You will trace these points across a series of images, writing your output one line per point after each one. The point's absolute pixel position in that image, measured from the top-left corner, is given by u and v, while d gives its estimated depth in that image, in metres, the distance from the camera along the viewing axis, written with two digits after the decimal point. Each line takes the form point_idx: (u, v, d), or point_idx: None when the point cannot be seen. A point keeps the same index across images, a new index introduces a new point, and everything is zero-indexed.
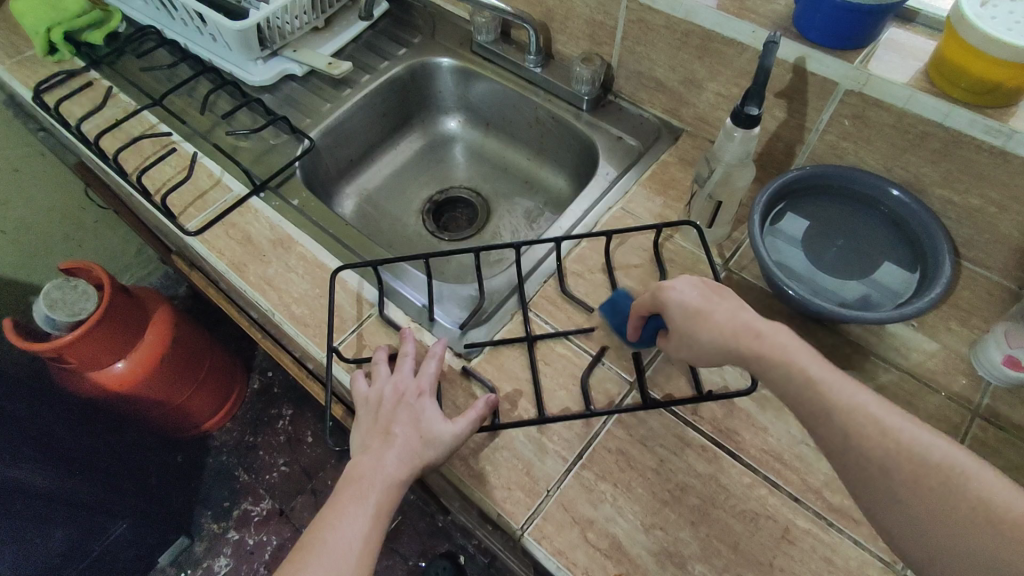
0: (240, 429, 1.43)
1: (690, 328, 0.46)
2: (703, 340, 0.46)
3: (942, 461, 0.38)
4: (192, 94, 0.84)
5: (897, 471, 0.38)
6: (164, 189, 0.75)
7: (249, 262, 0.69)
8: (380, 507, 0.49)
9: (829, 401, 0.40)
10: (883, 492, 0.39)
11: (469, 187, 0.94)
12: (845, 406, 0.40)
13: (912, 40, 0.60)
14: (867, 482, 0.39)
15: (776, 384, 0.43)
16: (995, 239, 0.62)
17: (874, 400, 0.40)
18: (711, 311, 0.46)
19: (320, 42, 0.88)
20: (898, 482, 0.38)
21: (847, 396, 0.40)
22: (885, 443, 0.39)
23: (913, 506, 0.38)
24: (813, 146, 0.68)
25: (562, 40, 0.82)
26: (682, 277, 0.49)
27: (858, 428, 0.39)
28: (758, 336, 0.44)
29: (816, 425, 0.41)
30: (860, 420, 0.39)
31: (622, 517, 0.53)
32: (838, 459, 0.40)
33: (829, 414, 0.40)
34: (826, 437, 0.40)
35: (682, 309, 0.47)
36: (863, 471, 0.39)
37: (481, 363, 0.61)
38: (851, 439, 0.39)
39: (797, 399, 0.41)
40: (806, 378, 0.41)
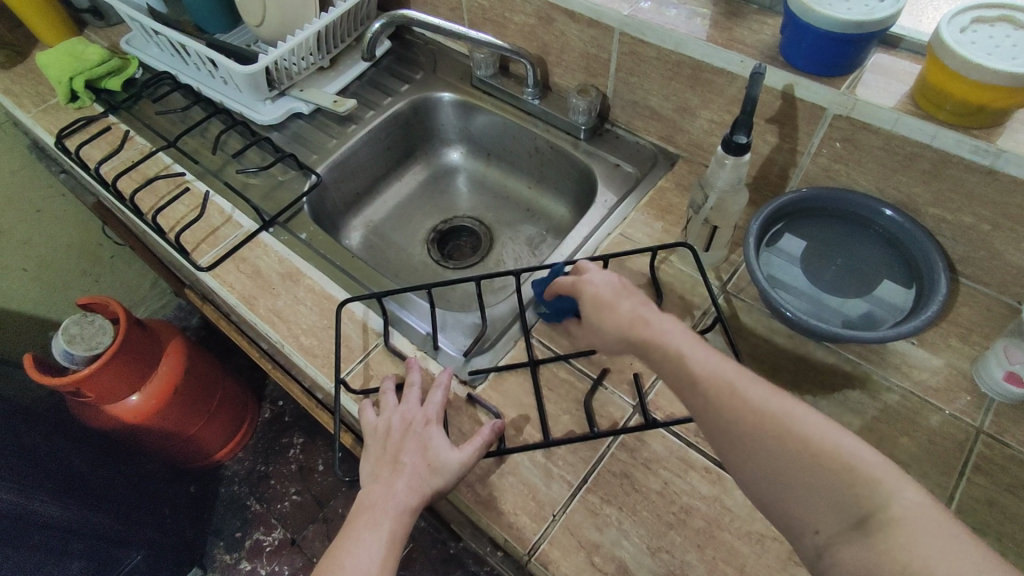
0: (252, 459, 1.44)
1: (596, 314, 0.49)
2: (607, 330, 0.48)
3: (805, 429, 0.39)
4: (205, 135, 0.88)
5: (759, 436, 0.39)
6: (178, 226, 0.77)
7: (259, 295, 0.71)
8: (393, 534, 0.50)
9: (694, 373, 0.43)
10: (753, 458, 0.39)
11: (473, 216, 0.96)
12: (711, 377, 0.42)
13: (897, 65, 0.62)
14: (736, 450, 0.40)
15: (665, 368, 0.45)
16: (991, 256, 0.62)
17: (744, 376, 0.42)
18: (616, 302, 0.49)
19: (326, 81, 0.91)
20: (760, 447, 0.39)
21: (715, 370, 0.43)
22: (748, 409, 0.40)
23: (780, 471, 0.38)
24: (806, 168, 0.69)
25: (559, 72, 0.85)
26: (599, 271, 0.52)
27: (733, 407, 0.41)
28: (648, 326, 0.47)
29: (688, 399, 0.43)
30: (725, 389, 0.42)
31: (628, 540, 0.53)
32: (711, 430, 0.42)
33: (697, 386, 0.43)
34: (698, 412, 0.43)
35: (591, 300, 0.50)
36: (742, 452, 0.40)
37: (486, 389, 0.62)
38: (716, 407, 0.41)
39: (671, 375, 0.45)
40: (682, 355, 0.44)
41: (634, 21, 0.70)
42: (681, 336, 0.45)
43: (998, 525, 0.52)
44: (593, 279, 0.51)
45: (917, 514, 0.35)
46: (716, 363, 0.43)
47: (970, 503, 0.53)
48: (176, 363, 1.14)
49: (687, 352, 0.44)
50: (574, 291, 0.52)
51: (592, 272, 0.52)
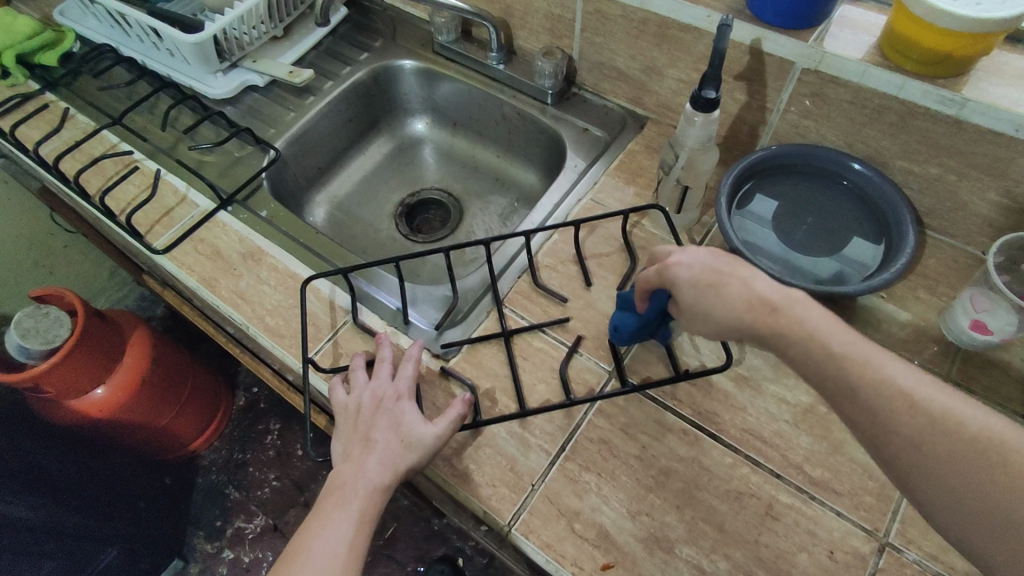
0: (228, 447, 1.41)
1: (703, 303, 0.43)
2: (723, 316, 0.42)
3: (1005, 450, 0.37)
4: (153, 111, 0.83)
5: (954, 459, 0.37)
6: (129, 208, 0.73)
7: (219, 276, 0.68)
8: (364, 512, 0.49)
9: (868, 386, 0.38)
10: (941, 480, 0.38)
11: (441, 188, 0.94)
12: (890, 391, 0.38)
13: (863, 16, 0.61)
14: (922, 476, 0.38)
15: (813, 374, 0.40)
16: (956, 207, 0.63)
17: (919, 382, 0.39)
18: (726, 280, 0.42)
19: (280, 50, 0.87)
20: (956, 470, 0.37)
21: (889, 378, 0.38)
22: (939, 430, 0.38)
23: (977, 492, 0.37)
24: (776, 126, 0.69)
25: (523, 35, 0.82)
26: (686, 250, 0.46)
27: (921, 429, 0.38)
28: (774, 309, 0.41)
29: (857, 415, 0.39)
30: (909, 405, 0.38)
31: (608, 506, 0.53)
32: (883, 448, 0.39)
33: (861, 398, 0.39)
34: (865, 427, 0.39)
35: (694, 285, 0.43)
36: (931, 474, 0.38)
37: (460, 362, 0.61)
38: (900, 429, 0.38)
39: (837, 389, 0.39)
40: (832, 356, 0.39)
41: None
42: (830, 331, 0.40)
43: None
44: (683, 266, 0.44)
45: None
46: (896, 370, 0.39)
47: None
48: (141, 353, 1.10)
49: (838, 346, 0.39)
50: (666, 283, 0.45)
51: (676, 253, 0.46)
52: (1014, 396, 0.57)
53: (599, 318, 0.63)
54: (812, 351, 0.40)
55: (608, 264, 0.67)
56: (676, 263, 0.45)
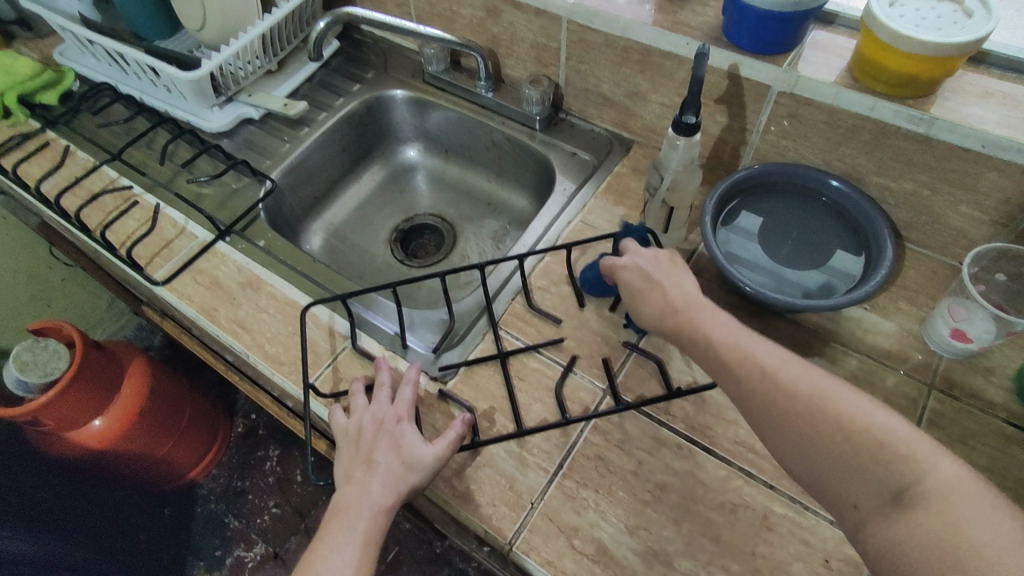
0: (227, 475, 1.40)
1: (633, 304, 0.53)
2: (645, 314, 0.52)
3: (844, 410, 0.41)
4: (151, 146, 0.85)
5: (795, 415, 0.42)
6: (128, 242, 0.75)
7: (219, 306, 0.70)
8: (369, 534, 0.50)
9: (734, 360, 0.45)
10: (788, 439, 0.42)
11: (434, 214, 0.96)
12: (747, 362, 0.45)
13: (834, 41, 0.64)
14: (777, 437, 0.43)
15: (701, 357, 0.48)
16: (933, 220, 0.65)
17: (779, 358, 0.45)
18: (654, 284, 0.52)
19: (274, 84, 0.90)
20: (798, 430, 0.41)
21: (748, 353, 0.45)
22: (786, 393, 0.43)
23: (821, 450, 0.40)
24: (756, 146, 0.71)
25: (510, 64, 0.85)
26: (637, 252, 0.55)
27: (768, 391, 0.43)
28: (678, 312, 0.49)
29: (725, 381, 0.46)
30: (762, 374, 0.44)
31: (606, 521, 0.54)
32: (749, 414, 0.44)
33: (731, 372, 0.45)
34: (737, 396, 0.45)
35: (628, 284, 0.54)
36: (783, 435, 0.42)
37: (457, 384, 0.62)
38: (753, 392, 0.44)
39: (708, 359, 0.47)
40: (711, 342, 0.47)
41: (581, 9, 0.71)
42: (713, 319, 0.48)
43: None
44: (624, 267, 0.54)
45: (957, 486, 0.37)
46: (755, 348, 0.46)
47: None
48: (139, 382, 1.11)
49: (715, 335, 0.47)
50: (613, 275, 0.56)
51: (627, 255, 0.55)
52: (996, 402, 0.58)
53: (592, 337, 0.65)
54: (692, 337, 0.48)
55: None
56: (620, 263, 0.55)
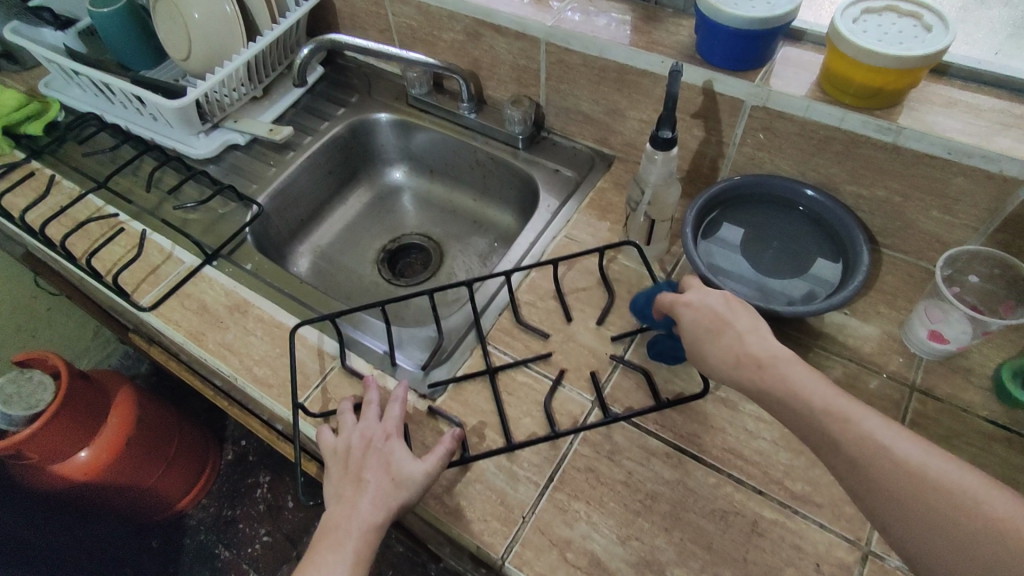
0: (217, 504, 1.38)
1: (699, 344, 0.50)
2: (713, 358, 0.49)
3: (976, 499, 0.38)
4: (137, 173, 0.85)
5: (917, 498, 0.39)
6: (115, 268, 0.75)
7: (206, 330, 0.70)
8: (358, 553, 0.50)
9: (843, 432, 0.42)
10: (909, 522, 0.39)
11: (421, 233, 0.96)
12: (856, 434, 0.42)
13: (803, 57, 0.66)
14: (891, 517, 0.40)
15: (796, 420, 0.45)
16: (906, 226, 0.67)
17: (890, 431, 0.42)
18: (727, 327, 0.49)
19: (260, 110, 0.91)
20: (919, 512, 0.39)
21: (857, 423, 0.42)
22: (904, 473, 0.40)
23: (950, 539, 0.38)
24: (733, 159, 0.73)
25: (492, 85, 0.87)
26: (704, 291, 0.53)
27: (885, 470, 0.40)
28: (763, 365, 0.47)
29: (836, 461, 0.43)
30: (876, 449, 0.41)
31: (598, 533, 0.54)
32: (859, 491, 0.42)
33: (837, 441, 0.42)
34: (842, 470, 0.42)
35: (695, 324, 0.51)
36: (903, 517, 0.39)
37: (446, 400, 0.62)
38: (865, 468, 0.41)
39: (814, 432, 0.44)
40: (809, 403, 0.44)
41: (559, 31, 0.73)
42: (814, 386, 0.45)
43: None
44: (692, 304, 0.52)
45: None
46: (866, 420, 0.42)
47: None
48: (125, 413, 1.12)
49: (816, 396, 0.44)
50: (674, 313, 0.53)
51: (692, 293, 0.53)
52: (977, 401, 0.59)
53: (578, 350, 0.65)
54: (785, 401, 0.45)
55: (586, 297, 0.69)
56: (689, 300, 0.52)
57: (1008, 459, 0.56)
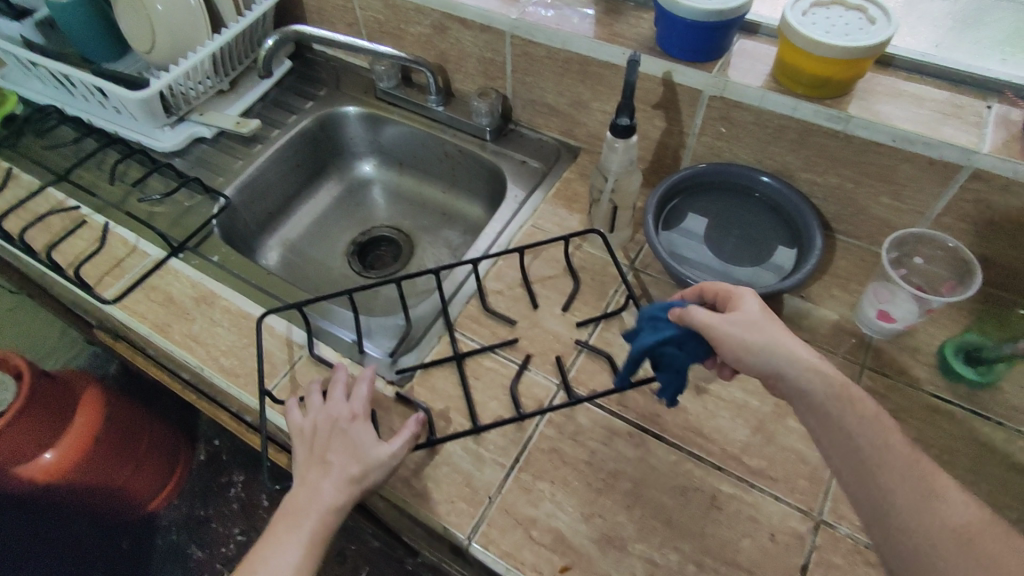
0: (188, 504, 1.31)
1: (749, 339, 0.47)
2: (758, 344, 0.47)
3: (942, 492, 0.40)
4: (100, 167, 0.85)
5: (885, 468, 0.41)
6: (77, 262, 0.74)
7: (172, 321, 0.69)
8: (314, 536, 0.51)
9: (839, 402, 0.44)
10: (869, 481, 0.41)
11: (391, 226, 0.97)
12: (853, 405, 0.43)
13: (758, 49, 0.68)
14: (855, 474, 0.42)
15: (797, 385, 0.45)
16: (858, 212, 0.69)
17: (885, 421, 0.43)
18: (773, 329, 0.48)
19: (226, 103, 0.90)
20: (883, 480, 0.41)
21: (861, 402, 0.44)
22: (883, 450, 0.41)
23: (904, 505, 0.39)
24: (694, 148, 0.75)
25: (459, 78, 0.88)
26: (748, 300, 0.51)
27: (864, 438, 0.42)
28: (811, 360, 0.46)
29: (817, 420, 0.44)
30: (865, 417, 0.43)
31: (562, 511, 0.55)
32: (833, 448, 0.43)
33: (826, 404, 0.44)
34: (820, 428, 0.44)
35: (746, 324, 0.48)
36: (868, 478, 0.41)
37: (414, 387, 0.63)
38: (848, 431, 0.43)
39: (803, 396, 0.45)
40: (817, 375, 0.45)
41: (523, 24, 0.74)
42: (820, 381, 0.45)
43: None
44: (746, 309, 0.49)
45: None
46: (865, 402, 0.44)
47: None
48: (91, 416, 1.15)
49: (829, 377, 0.45)
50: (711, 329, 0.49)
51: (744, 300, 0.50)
52: (924, 377, 0.62)
53: (544, 335, 0.66)
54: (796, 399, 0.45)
55: (551, 284, 0.71)
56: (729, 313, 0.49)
57: (952, 432, 0.58)
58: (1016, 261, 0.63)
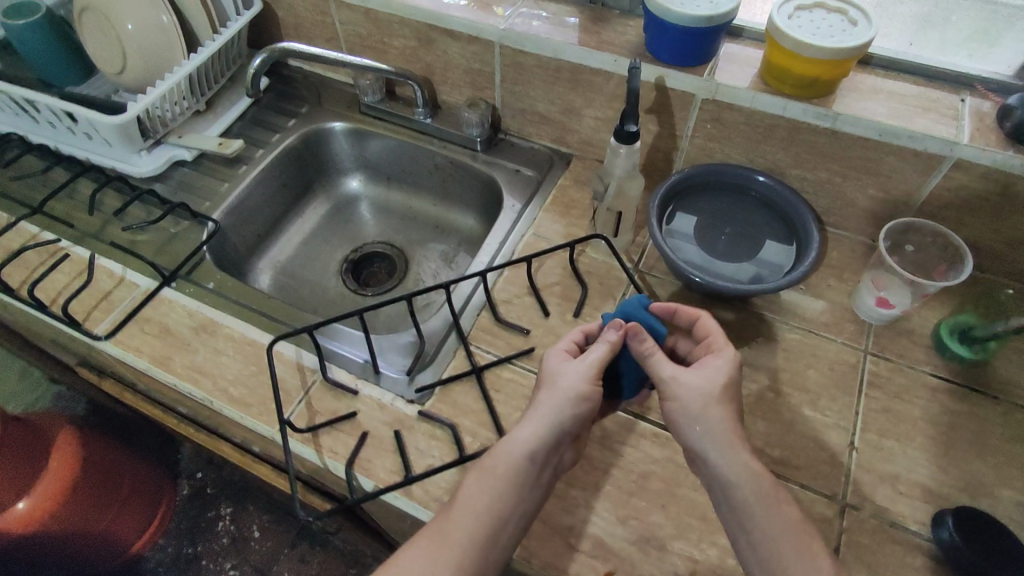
0: (175, 543, 1.23)
1: (682, 415, 0.51)
2: (700, 423, 0.51)
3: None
4: (74, 196, 0.81)
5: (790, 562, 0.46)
6: (61, 298, 0.70)
7: (172, 354, 0.67)
8: (516, 473, 0.51)
9: (756, 498, 0.48)
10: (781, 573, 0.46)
11: (383, 241, 0.96)
12: (769, 503, 0.48)
13: (743, 52, 0.71)
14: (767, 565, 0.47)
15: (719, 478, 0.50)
16: (846, 204, 0.73)
17: (793, 517, 0.48)
18: (715, 411, 0.51)
19: (205, 124, 0.87)
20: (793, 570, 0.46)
21: (776, 500, 0.48)
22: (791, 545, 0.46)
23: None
24: (686, 150, 0.77)
25: (446, 90, 0.88)
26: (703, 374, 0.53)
27: (777, 533, 0.47)
28: (740, 450, 0.50)
29: (731, 514, 0.49)
30: (778, 514, 0.48)
31: (598, 516, 0.56)
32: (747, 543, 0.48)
33: (747, 499, 0.48)
34: (737, 519, 0.49)
35: (688, 399, 0.52)
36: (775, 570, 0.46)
37: (435, 404, 0.63)
38: (760, 525, 0.47)
39: (723, 490, 0.49)
40: (741, 473, 0.49)
41: (512, 34, 0.75)
42: (745, 474, 0.49)
43: (898, 429, 0.61)
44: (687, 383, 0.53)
45: None
46: (777, 497, 0.49)
47: (871, 414, 0.62)
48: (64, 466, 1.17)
49: (752, 472, 0.49)
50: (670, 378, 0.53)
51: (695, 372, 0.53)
52: (922, 358, 0.65)
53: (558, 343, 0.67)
54: (727, 494, 0.49)
55: (560, 291, 0.71)
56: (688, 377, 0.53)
57: (953, 407, 0.62)
58: (994, 243, 0.68)
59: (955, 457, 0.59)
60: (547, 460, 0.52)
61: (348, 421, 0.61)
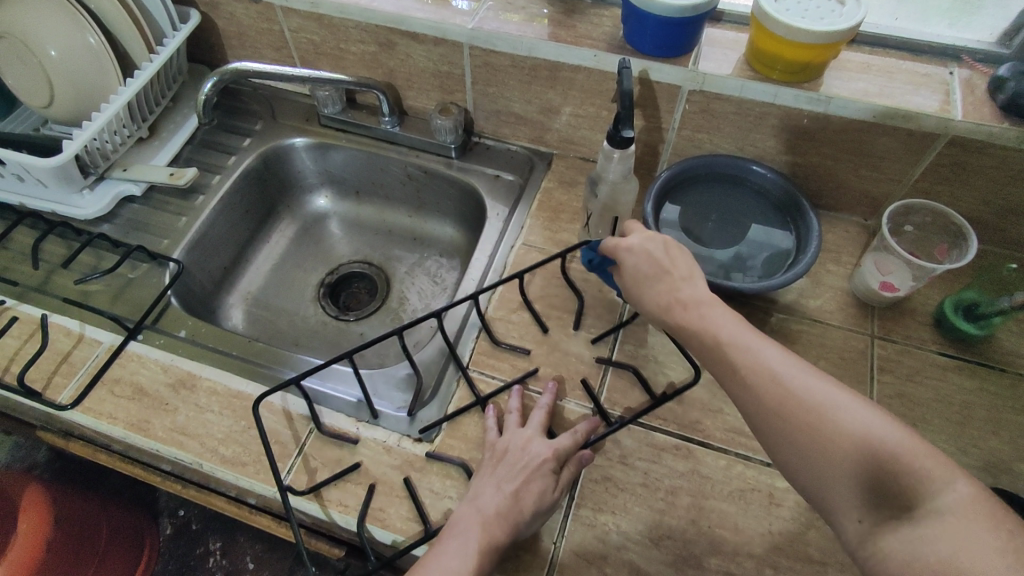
0: None
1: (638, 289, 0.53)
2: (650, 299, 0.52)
3: (847, 423, 0.41)
4: (16, 249, 0.73)
5: (794, 422, 0.42)
6: (16, 366, 0.64)
7: (150, 416, 0.61)
8: (480, 544, 0.49)
9: (745, 365, 0.45)
10: (793, 444, 0.42)
11: (359, 260, 0.90)
12: (756, 366, 0.45)
13: (724, 36, 0.68)
14: (772, 433, 0.43)
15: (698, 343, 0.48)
16: (838, 186, 0.72)
17: (787, 363, 0.45)
18: (665, 274, 0.52)
19: (151, 153, 0.80)
20: (790, 439, 0.42)
21: (757, 359, 0.45)
22: (793, 401, 0.42)
23: (811, 459, 0.41)
24: (673, 142, 0.74)
25: (412, 95, 0.82)
26: (644, 235, 0.54)
27: (767, 388, 0.44)
28: (687, 309, 0.50)
29: (735, 389, 0.46)
30: (772, 377, 0.44)
31: (631, 541, 0.54)
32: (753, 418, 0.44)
33: (726, 358, 0.46)
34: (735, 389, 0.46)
35: (637, 269, 0.53)
36: (782, 433, 0.42)
37: (445, 440, 0.59)
38: (750, 384, 0.44)
39: (721, 366, 0.47)
40: (720, 341, 0.47)
41: (482, 33, 0.70)
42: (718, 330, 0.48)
43: (912, 414, 0.60)
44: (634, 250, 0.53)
45: (964, 508, 0.36)
46: (765, 353, 0.45)
47: (886, 401, 0.61)
48: None
49: (726, 334, 0.47)
50: (617, 257, 0.55)
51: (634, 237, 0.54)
52: (927, 337, 0.65)
53: (565, 359, 0.64)
54: (708, 346, 0.47)
55: (559, 304, 0.68)
56: (627, 241, 0.54)
57: (963, 385, 0.62)
58: (986, 215, 0.68)
59: (972, 435, 0.59)
60: (514, 531, 0.50)
61: (353, 469, 0.57)
